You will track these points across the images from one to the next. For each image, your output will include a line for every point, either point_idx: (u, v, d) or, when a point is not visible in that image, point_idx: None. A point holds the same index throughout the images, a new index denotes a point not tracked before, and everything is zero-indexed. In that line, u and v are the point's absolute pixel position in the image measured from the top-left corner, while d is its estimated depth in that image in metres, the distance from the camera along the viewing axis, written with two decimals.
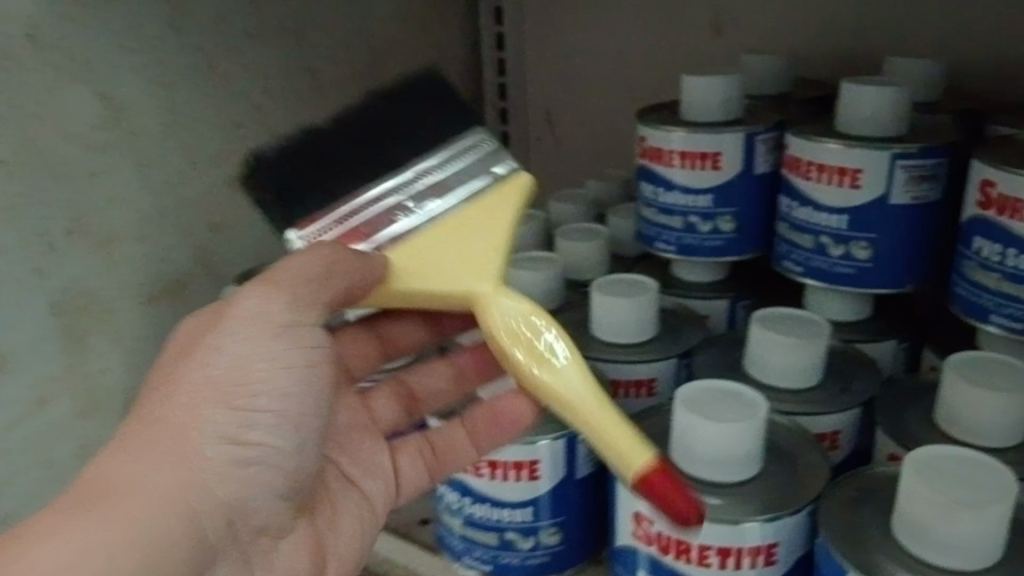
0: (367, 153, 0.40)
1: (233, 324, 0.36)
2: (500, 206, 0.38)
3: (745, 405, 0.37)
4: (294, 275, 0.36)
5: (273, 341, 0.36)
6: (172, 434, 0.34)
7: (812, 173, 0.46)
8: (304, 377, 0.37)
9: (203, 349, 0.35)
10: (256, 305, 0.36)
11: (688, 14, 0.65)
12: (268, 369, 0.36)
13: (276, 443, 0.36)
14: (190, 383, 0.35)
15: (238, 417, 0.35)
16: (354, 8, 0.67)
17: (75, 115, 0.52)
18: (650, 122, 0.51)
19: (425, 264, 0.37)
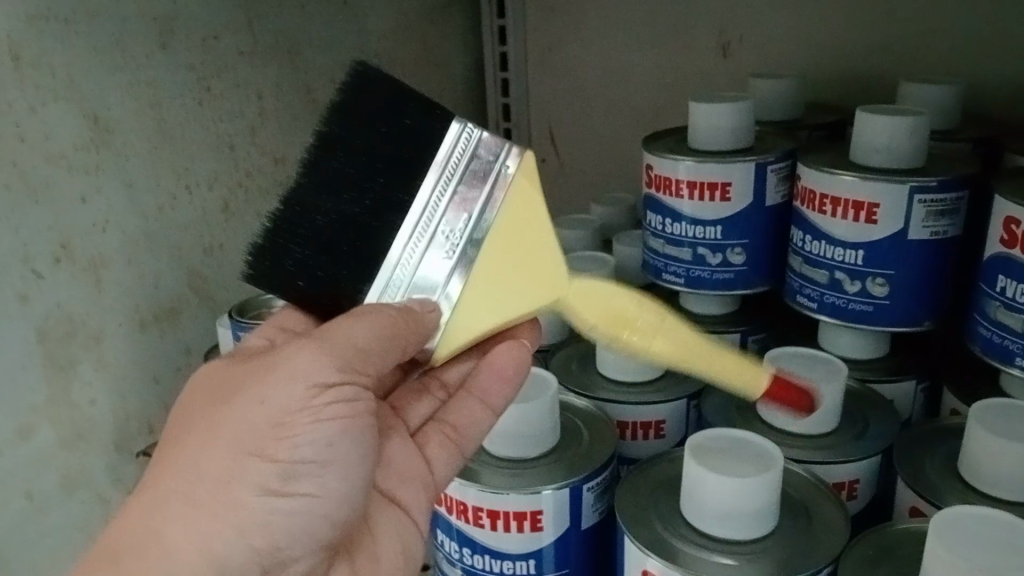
0: (367, 198, 0.36)
1: (279, 372, 0.32)
2: (530, 198, 0.37)
3: (760, 455, 0.35)
4: (347, 331, 0.33)
5: (318, 392, 0.32)
6: (200, 484, 0.30)
7: (826, 207, 0.44)
8: (351, 430, 0.33)
9: (245, 398, 0.31)
10: (305, 347, 0.32)
11: (693, 34, 0.64)
12: (314, 423, 0.31)
13: (321, 494, 0.32)
14: (228, 429, 0.31)
15: (278, 470, 0.31)
16: (351, 28, 0.65)
17: (60, 136, 0.50)
18: (657, 150, 0.49)
19: (504, 278, 0.36)
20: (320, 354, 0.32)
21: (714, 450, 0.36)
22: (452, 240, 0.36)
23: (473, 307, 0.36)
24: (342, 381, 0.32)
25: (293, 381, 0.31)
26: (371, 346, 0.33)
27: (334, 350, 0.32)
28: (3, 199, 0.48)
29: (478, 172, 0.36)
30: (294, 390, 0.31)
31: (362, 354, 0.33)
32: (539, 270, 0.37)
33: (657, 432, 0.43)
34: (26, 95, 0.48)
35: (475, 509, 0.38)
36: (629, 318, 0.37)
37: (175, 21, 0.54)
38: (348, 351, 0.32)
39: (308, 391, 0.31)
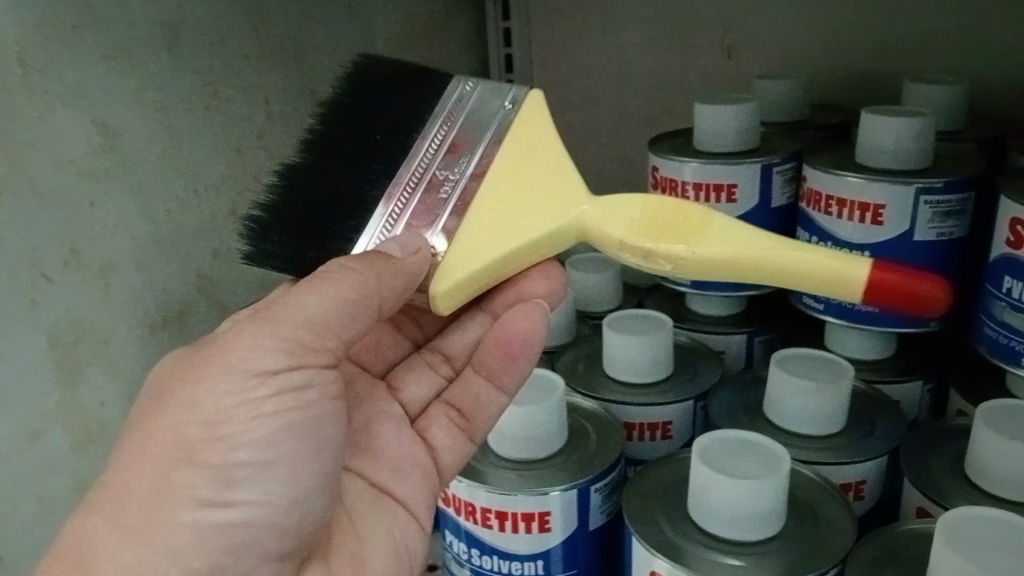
0: (364, 160, 0.41)
1: (215, 367, 0.34)
2: (538, 119, 0.40)
3: (767, 455, 0.36)
4: (299, 307, 0.34)
5: (257, 383, 0.34)
6: (135, 504, 0.32)
7: (832, 208, 0.44)
8: (293, 422, 0.35)
9: (177, 407, 0.33)
10: (245, 338, 0.34)
11: (697, 36, 0.64)
12: (248, 419, 0.33)
13: (268, 493, 0.34)
14: (160, 442, 0.33)
15: (216, 475, 0.33)
16: (357, 31, 0.65)
17: (68, 141, 0.50)
18: (662, 152, 0.49)
19: (502, 206, 0.38)
20: (264, 340, 0.34)
21: (720, 452, 0.36)
22: (452, 175, 0.39)
23: (475, 242, 0.37)
24: (286, 367, 0.34)
25: (229, 375, 0.34)
26: (328, 316, 0.35)
27: (275, 338, 0.34)
28: (11, 206, 0.49)
29: (478, 113, 0.41)
30: (230, 383, 0.33)
31: (310, 336, 0.35)
32: (547, 196, 0.38)
33: (665, 433, 0.44)
34: (34, 101, 0.49)
35: (484, 510, 0.39)
36: (663, 225, 0.37)
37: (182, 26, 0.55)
38: (296, 335, 0.34)
39: (243, 383, 0.34)
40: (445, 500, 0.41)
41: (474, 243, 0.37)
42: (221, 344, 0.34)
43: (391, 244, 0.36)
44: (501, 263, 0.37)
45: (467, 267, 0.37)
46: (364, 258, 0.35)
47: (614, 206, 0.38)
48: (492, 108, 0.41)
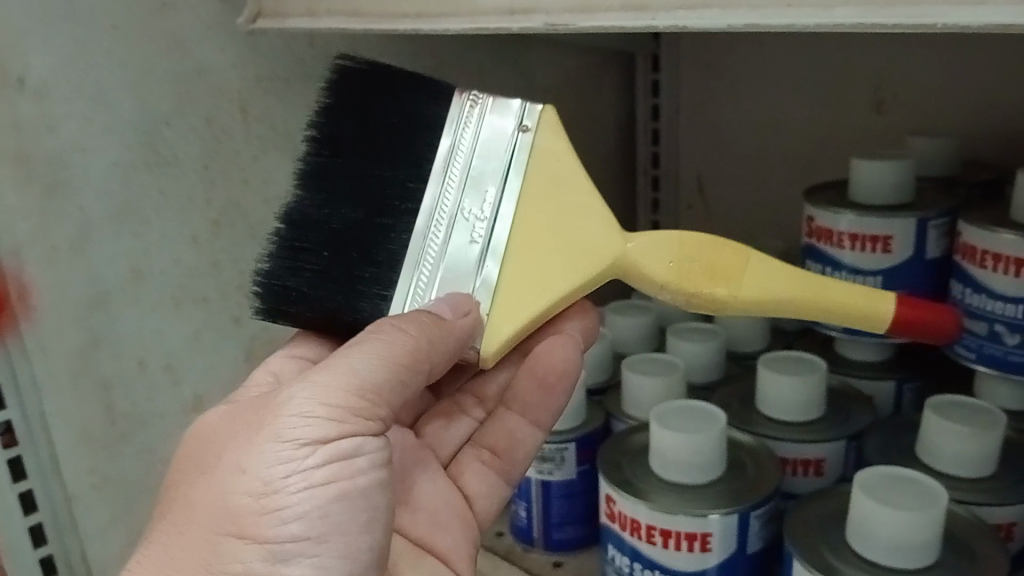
0: (370, 200, 0.43)
1: (265, 435, 0.36)
2: (553, 148, 0.42)
3: (923, 491, 0.38)
4: (350, 373, 0.37)
5: (305, 453, 0.35)
6: (183, 574, 0.34)
7: (987, 262, 0.46)
8: (343, 496, 0.36)
9: (229, 474, 0.35)
10: (294, 406, 0.36)
11: (848, 92, 0.67)
12: (297, 491, 0.35)
13: (320, 565, 0.36)
14: (212, 509, 0.35)
15: (261, 549, 0.35)
16: (520, 82, 0.71)
17: (275, 180, 0.58)
18: (818, 203, 0.52)
19: (542, 246, 0.41)
20: (310, 407, 0.36)
21: (879, 486, 0.38)
22: (478, 214, 0.42)
23: (513, 294, 0.41)
24: (334, 435, 0.36)
25: (278, 445, 0.35)
26: (377, 384, 0.37)
27: (324, 405, 0.36)
28: (229, 234, 0.57)
29: (492, 140, 0.42)
30: (279, 453, 0.35)
31: (360, 403, 0.36)
32: (575, 245, 0.42)
33: (817, 469, 0.46)
34: (251, 143, 0.57)
35: (648, 527, 0.41)
36: (703, 271, 0.42)
37: None
38: (342, 405, 0.36)
39: (292, 452, 0.35)
40: (609, 516, 0.44)
41: (512, 296, 0.41)
42: (270, 408, 0.37)
43: (441, 304, 0.40)
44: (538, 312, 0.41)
45: (509, 322, 0.41)
46: (417, 320, 0.38)
47: (655, 247, 0.42)
48: (506, 134, 0.42)
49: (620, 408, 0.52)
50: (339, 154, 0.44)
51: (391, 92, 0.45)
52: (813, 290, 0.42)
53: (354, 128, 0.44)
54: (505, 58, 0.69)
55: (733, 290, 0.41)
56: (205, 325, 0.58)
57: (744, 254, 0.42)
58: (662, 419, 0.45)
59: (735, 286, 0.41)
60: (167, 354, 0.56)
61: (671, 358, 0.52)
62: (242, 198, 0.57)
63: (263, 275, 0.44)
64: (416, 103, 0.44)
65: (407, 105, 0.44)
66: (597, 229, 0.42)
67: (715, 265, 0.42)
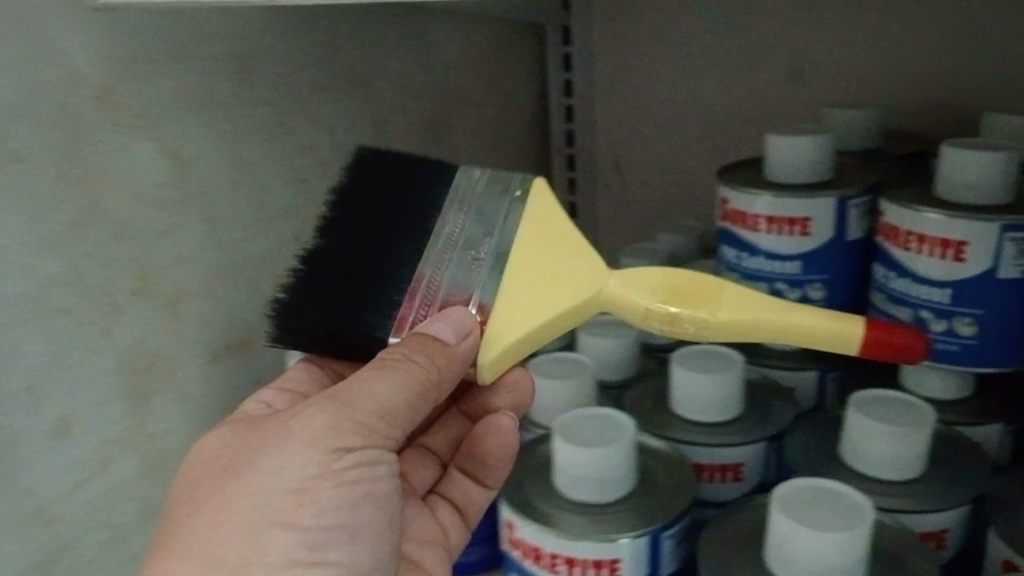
0: (383, 243, 0.44)
1: (295, 442, 0.36)
2: (546, 201, 0.44)
3: (847, 505, 0.34)
4: (370, 394, 0.37)
5: (335, 458, 0.36)
6: (224, 566, 0.34)
7: (912, 244, 0.43)
8: (370, 498, 0.37)
9: (260, 475, 0.35)
10: (320, 418, 0.36)
11: (762, 60, 0.63)
12: (330, 491, 0.36)
13: (349, 558, 0.36)
14: (244, 505, 0.35)
15: (299, 538, 0.35)
16: (417, 58, 0.65)
17: (143, 173, 0.51)
18: (732, 183, 0.48)
19: (533, 274, 0.42)
20: (332, 429, 0.36)
21: (799, 501, 0.35)
22: (478, 255, 0.43)
23: (512, 314, 0.41)
24: (360, 446, 0.37)
25: (310, 451, 0.36)
26: (394, 403, 0.37)
27: (349, 420, 0.37)
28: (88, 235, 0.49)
29: (489, 200, 0.45)
30: (310, 457, 0.36)
31: (380, 421, 0.37)
32: (569, 278, 0.42)
33: (736, 475, 0.43)
34: (110, 130, 0.49)
35: (552, 555, 0.37)
36: (679, 293, 0.41)
37: (252, 58, 0.55)
38: (357, 432, 0.37)
39: (323, 457, 0.36)
40: (510, 542, 0.39)
41: (508, 316, 0.41)
42: (289, 422, 0.37)
43: (444, 327, 0.39)
44: (533, 329, 0.40)
45: (502, 338, 0.40)
46: (417, 343, 0.38)
47: (644, 277, 0.41)
48: (505, 196, 0.45)
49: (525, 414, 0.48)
50: (358, 205, 0.45)
51: (407, 165, 0.47)
52: (789, 312, 0.40)
53: (372, 190, 0.46)
54: (397, 32, 0.64)
55: (711, 311, 0.40)
56: (66, 341, 0.50)
57: (718, 283, 0.41)
58: (565, 433, 0.40)
59: (709, 305, 0.40)
60: (20, 374, 0.48)
61: (580, 359, 0.48)
62: (103, 196, 0.50)
63: (275, 298, 0.43)
64: (429, 173, 0.47)
65: (421, 174, 0.47)
66: (594, 265, 0.42)
67: (698, 284, 0.41)
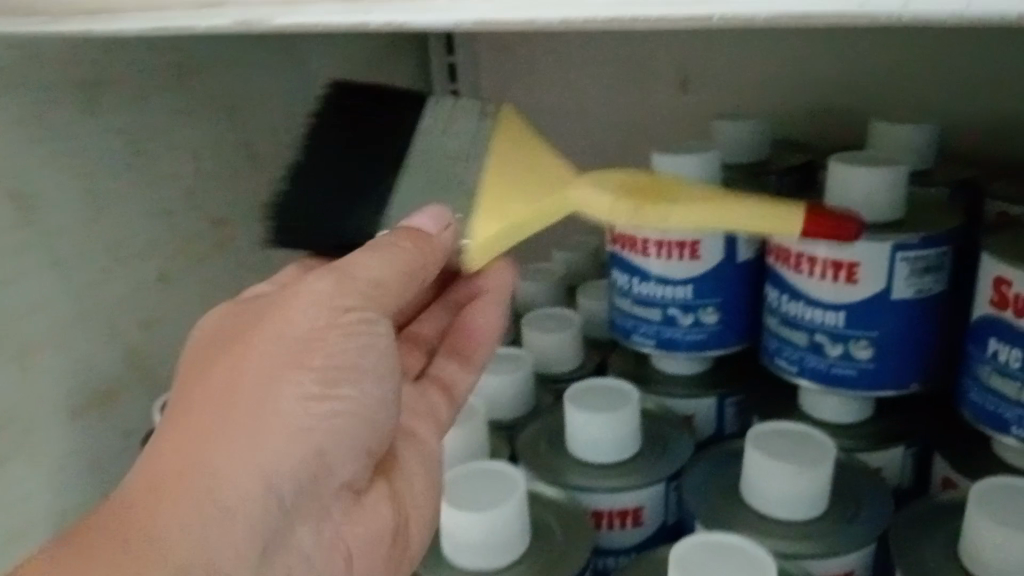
0: (363, 174, 0.43)
1: (299, 298, 0.33)
2: (515, 124, 0.43)
3: (750, 562, 0.33)
4: (362, 266, 0.34)
5: (344, 315, 0.34)
6: (233, 414, 0.31)
7: (803, 266, 0.41)
8: (376, 360, 0.35)
9: (268, 326, 0.33)
10: (318, 284, 0.34)
11: (649, 68, 0.61)
12: (341, 348, 0.33)
13: (358, 408, 0.34)
14: (255, 355, 0.32)
15: (312, 385, 0.33)
16: (290, 74, 0.61)
17: None
18: (619, 205, 0.46)
19: (504, 184, 0.41)
20: (334, 317, 0.34)
21: (697, 562, 0.33)
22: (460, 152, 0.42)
23: (492, 215, 0.40)
24: (360, 307, 0.34)
25: (317, 305, 0.33)
26: (385, 277, 0.35)
27: (356, 282, 0.34)
28: None
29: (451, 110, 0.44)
30: (319, 311, 0.33)
31: (381, 288, 0.35)
32: (545, 177, 0.41)
33: (636, 519, 0.41)
34: None
35: None
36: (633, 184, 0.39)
37: (99, 85, 0.50)
38: (360, 327, 0.34)
39: (333, 313, 0.33)
40: None
41: (490, 212, 0.40)
42: (290, 303, 0.33)
43: (422, 219, 0.36)
44: (517, 224, 0.40)
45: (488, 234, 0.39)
46: (413, 239, 0.36)
47: (607, 177, 0.40)
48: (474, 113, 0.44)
49: None
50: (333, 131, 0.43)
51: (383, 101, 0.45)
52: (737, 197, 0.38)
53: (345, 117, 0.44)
54: (266, 47, 0.59)
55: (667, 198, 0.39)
56: None
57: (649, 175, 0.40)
58: (451, 498, 0.38)
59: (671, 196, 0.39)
60: None
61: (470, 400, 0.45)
62: None
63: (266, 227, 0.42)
64: (408, 105, 0.45)
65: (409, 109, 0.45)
66: (562, 173, 0.41)
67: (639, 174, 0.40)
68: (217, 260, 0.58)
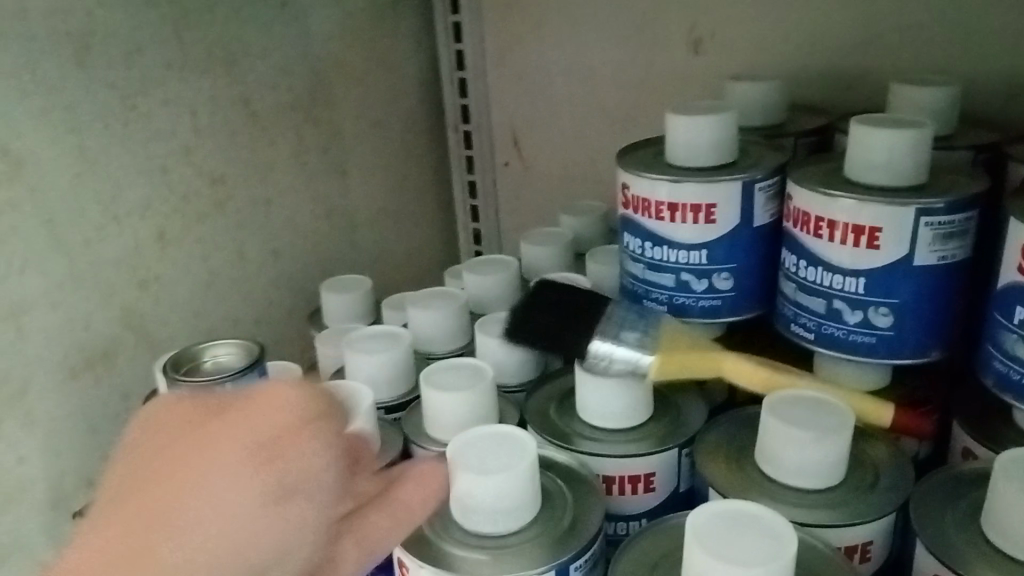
0: None
1: (239, 414, 0.30)
2: None
3: (767, 531, 0.31)
4: (296, 391, 0.31)
5: (299, 432, 0.30)
6: (155, 533, 0.27)
7: (822, 231, 0.40)
8: (328, 483, 0.30)
9: (203, 443, 0.29)
10: (267, 399, 0.30)
11: (660, 28, 0.59)
12: (290, 464, 0.29)
13: (300, 543, 0.28)
14: (186, 471, 0.28)
15: (249, 503, 0.28)
16: (291, 31, 0.59)
17: None
18: (632, 167, 0.44)
19: None
20: (300, 424, 0.30)
21: (714, 529, 0.32)
22: None
23: None
24: (315, 426, 0.30)
25: (265, 419, 0.30)
26: (330, 401, 0.31)
27: (307, 401, 0.31)
28: None
29: None
30: (266, 423, 0.30)
31: (331, 410, 0.31)
32: None
33: (647, 486, 0.40)
34: None
35: None
36: None
37: (93, 36, 0.48)
38: (326, 440, 0.30)
39: (284, 427, 0.30)
40: None
41: None
42: (256, 407, 0.30)
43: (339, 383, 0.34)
44: None
45: None
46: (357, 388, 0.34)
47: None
48: None
49: (421, 430, 0.44)
50: None
51: None
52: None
53: None
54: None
55: None
56: None
57: None
58: (459, 458, 0.37)
59: None
60: None
61: (477, 363, 0.45)
62: None
63: None
64: None
65: None
66: None
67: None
68: (217, 221, 0.57)
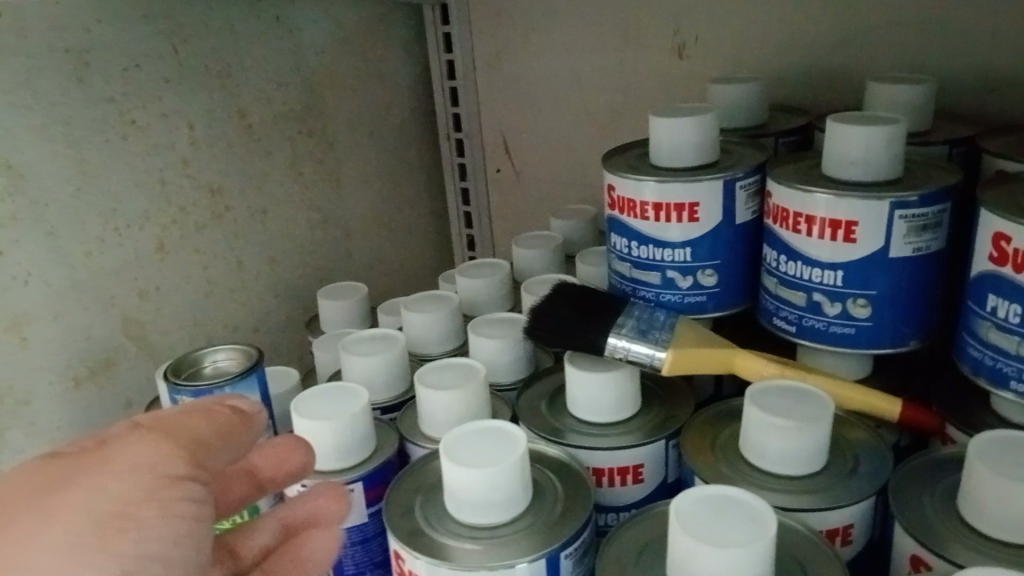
0: None
1: (107, 467, 0.31)
2: None
3: (749, 514, 0.32)
4: (131, 441, 0.32)
5: (166, 483, 0.31)
6: None
7: (801, 226, 0.41)
8: (192, 532, 0.31)
9: (69, 496, 0.30)
10: (128, 452, 0.31)
11: (645, 33, 0.61)
12: (154, 518, 0.30)
13: None
14: (51, 534, 0.29)
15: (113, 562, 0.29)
16: (284, 43, 0.61)
17: None
18: (617, 169, 0.46)
19: None
20: (158, 489, 0.31)
21: (699, 514, 0.33)
22: None
23: None
24: (177, 475, 0.32)
25: (130, 473, 0.31)
26: (180, 442, 0.33)
27: (160, 449, 0.32)
28: None
29: None
30: (135, 478, 0.31)
31: (183, 455, 0.32)
32: None
33: (636, 477, 0.41)
34: None
35: None
36: None
37: (91, 52, 0.50)
38: (183, 505, 0.31)
39: (152, 480, 0.31)
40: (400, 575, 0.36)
41: None
42: (122, 462, 0.31)
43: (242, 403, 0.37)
44: None
45: None
46: (224, 420, 0.35)
47: None
48: None
49: (416, 428, 0.45)
50: None
51: None
52: None
53: None
54: (259, 14, 0.59)
55: None
56: None
57: None
58: (453, 452, 0.38)
59: None
60: None
61: (471, 362, 0.46)
62: None
63: None
64: None
65: None
66: None
67: None
68: (215, 231, 0.58)
